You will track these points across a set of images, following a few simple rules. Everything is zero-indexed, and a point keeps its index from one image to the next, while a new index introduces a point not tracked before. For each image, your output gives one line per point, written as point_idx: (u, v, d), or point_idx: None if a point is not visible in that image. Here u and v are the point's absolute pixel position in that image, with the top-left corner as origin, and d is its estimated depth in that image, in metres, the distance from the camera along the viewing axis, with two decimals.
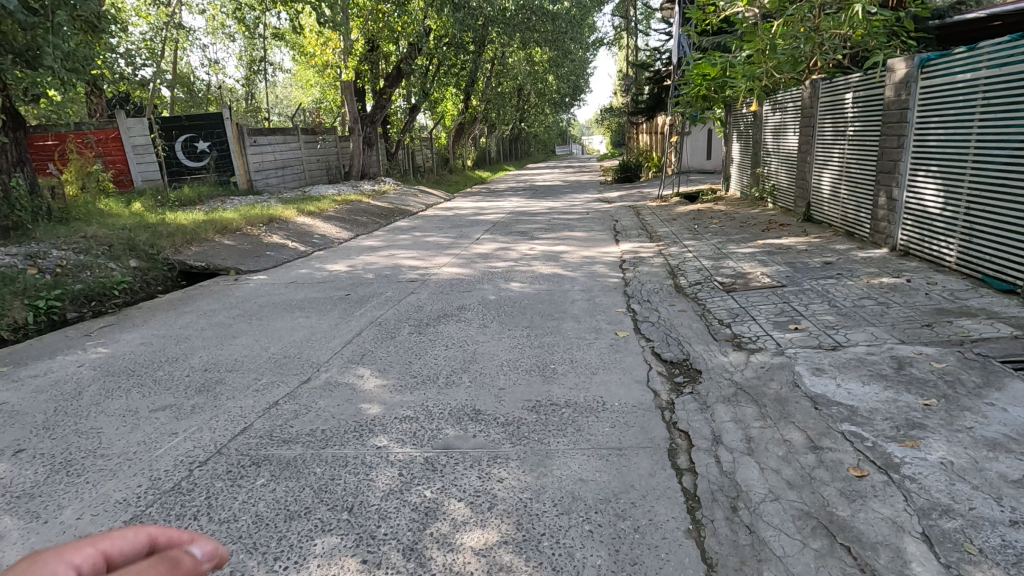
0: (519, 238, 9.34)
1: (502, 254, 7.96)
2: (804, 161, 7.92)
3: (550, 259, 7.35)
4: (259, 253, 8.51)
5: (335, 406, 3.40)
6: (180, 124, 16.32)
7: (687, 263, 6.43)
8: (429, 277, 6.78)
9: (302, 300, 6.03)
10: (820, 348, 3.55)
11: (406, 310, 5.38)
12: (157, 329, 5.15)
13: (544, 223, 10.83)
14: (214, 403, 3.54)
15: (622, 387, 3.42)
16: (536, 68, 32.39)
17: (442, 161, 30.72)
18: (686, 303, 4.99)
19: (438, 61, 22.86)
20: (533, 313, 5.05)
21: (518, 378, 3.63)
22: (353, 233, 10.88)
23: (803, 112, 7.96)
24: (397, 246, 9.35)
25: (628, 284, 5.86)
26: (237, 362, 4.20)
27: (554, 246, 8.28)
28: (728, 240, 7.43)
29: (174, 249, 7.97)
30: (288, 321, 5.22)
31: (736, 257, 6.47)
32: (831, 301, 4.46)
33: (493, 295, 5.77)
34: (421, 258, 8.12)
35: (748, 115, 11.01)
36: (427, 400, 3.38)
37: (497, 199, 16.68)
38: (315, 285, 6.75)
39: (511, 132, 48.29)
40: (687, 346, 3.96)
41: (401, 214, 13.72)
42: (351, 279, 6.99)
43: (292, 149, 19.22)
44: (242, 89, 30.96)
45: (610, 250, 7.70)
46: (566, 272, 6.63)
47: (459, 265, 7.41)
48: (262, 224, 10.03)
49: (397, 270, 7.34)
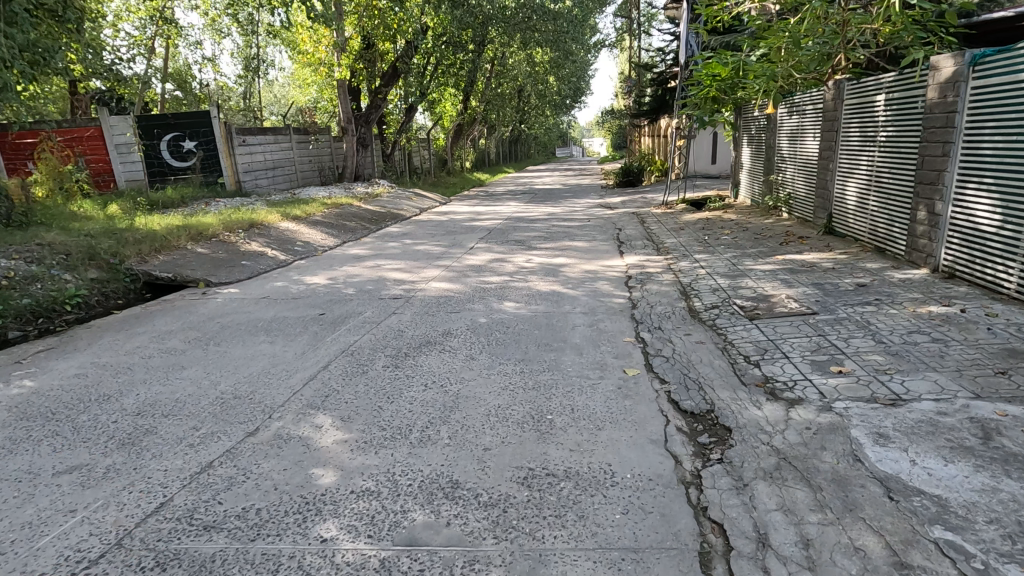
0: (516, 248, 8.72)
1: (497, 266, 7.35)
2: (825, 169, 7.31)
3: (548, 274, 6.73)
4: (235, 262, 7.89)
5: (281, 471, 2.76)
6: (167, 122, 15.66)
7: (699, 282, 5.81)
8: (416, 294, 6.14)
9: (271, 320, 5.39)
10: (876, 402, 2.92)
11: (385, 335, 4.75)
12: (98, 357, 4.50)
13: (542, 231, 10.21)
14: (134, 463, 2.89)
15: (635, 450, 2.78)
16: (537, 69, 31.83)
17: (440, 163, 30.12)
18: (703, 332, 4.36)
19: (436, 60, 22.27)
20: (528, 342, 4.42)
21: (507, 434, 3.00)
22: (340, 239, 10.25)
23: (825, 115, 7.34)
24: (385, 255, 8.73)
25: (636, 305, 5.24)
26: (177, 405, 3.55)
27: (554, 258, 7.66)
28: (743, 254, 6.81)
29: (140, 257, 7.33)
30: (248, 349, 4.57)
31: (754, 275, 5.84)
32: (875, 335, 3.83)
33: (484, 317, 5.15)
34: (409, 270, 7.50)
35: (760, 118, 10.40)
36: (394, 465, 2.74)
37: (494, 204, 16.08)
38: (289, 301, 6.11)
39: (511, 133, 47.74)
40: (711, 392, 3.32)
41: (393, 219, 13.09)
42: (330, 294, 6.36)
43: (284, 149, 18.62)
44: (238, 88, 30.39)
45: (614, 264, 7.09)
46: (566, 289, 6.01)
47: (450, 279, 6.79)
48: (242, 229, 9.41)
49: (382, 284, 6.71)
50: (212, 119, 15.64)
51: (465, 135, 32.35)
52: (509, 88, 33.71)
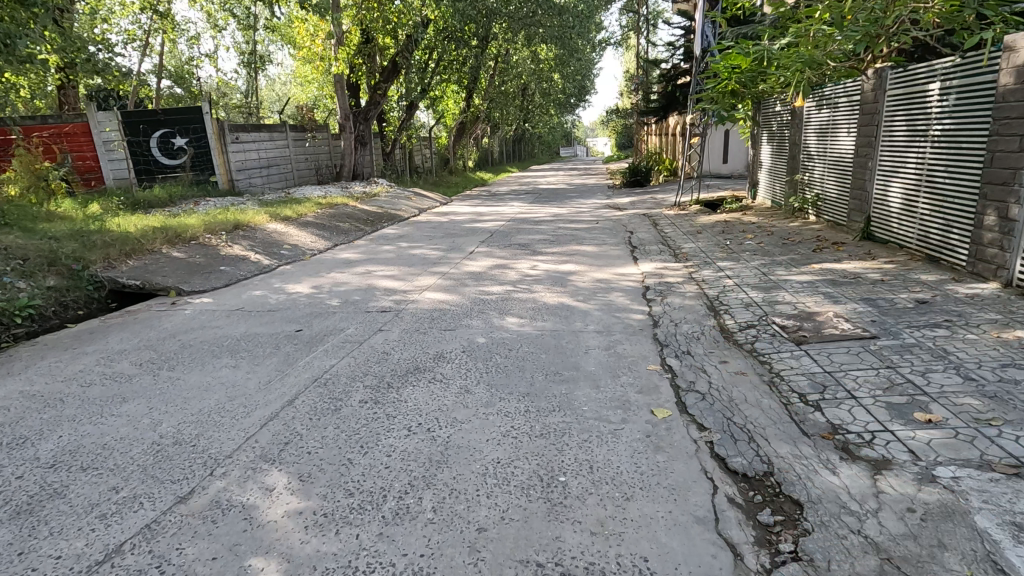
0: (520, 252, 8.05)
1: (499, 274, 6.67)
2: (862, 166, 6.62)
3: (555, 283, 6.04)
4: (213, 267, 7.24)
5: (208, 561, 2.08)
6: (156, 118, 14.94)
7: (728, 295, 5.13)
8: (408, 306, 5.48)
9: (240, 337, 4.73)
10: (992, 471, 2.24)
11: (368, 358, 4.08)
12: (29, 385, 3.83)
13: (548, 234, 9.53)
14: (23, 544, 2.22)
15: (679, 536, 2.10)
16: (542, 66, 31.13)
17: (441, 162, 29.44)
18: (742, 359, 3.68)
19: (437, 56, 21.58)
20: (534, 370, 3.73)
21: (509, 507, 2.31)
22: (331, 241, 9.60)
23: (862, 108, 6.64)
24: (378, 260, 8.06)
25: (658, 323, 4.55)
26: (101, 454, 2.87)
27: (561, 265, 6.98)
28: (772, 262, 6.12)
29: (107, 263, 6.67)
30: (206, 375, 3.90)
31: (790, 287, 5.15)
32: (957, 368, 3.15)
33: (483, 335, 4.47)
34: (403, 276, 6.84)
35: (782, 113, 9.71)
36: (358, 556, 2.07)
37: (496, 204, 15.39)
38: (265, 314, 5.45)
39: (514, 132, 47.01)
40: (765, 445, 2.65)
41: (390, 219, 12.44)
42: (313, 305, 5.70)
43: (279, 147, 17.97)
44: (235, 85, 29.76)
45: (628, 273, 6.40)
46: (576, 301, 5.33)
47: (446, 288, 6.12)
48: (225, 231, 8.75)
49: (371, 293, 6.06)
50: (204, 114, 15.08)
51: (468, 134, 31.63)
52: (513, 86, 32.98)
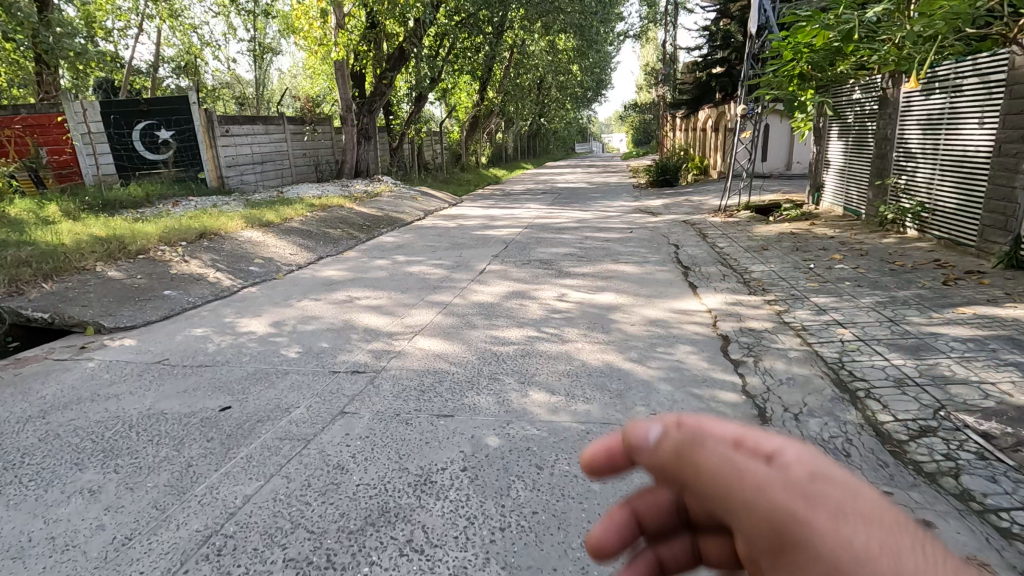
0: (543, 273, 6.48)
1: (518, 308, 5.08)
2: (1007, 169, 5.00)
3: (594, 327, 4.44)
4: (156, 290, 5.75)
5: None
6: (139, 109, 13.61)
7: (857, 359, 3.50)
8: (395, 359, 3.95)
9: (135, 420, 3.19)
10: None
11: (309, 483, 2.50)
12: None
13: (574, 247, 7.92)
14: None
15: None
16: (559, 57, 29.35)
17: (453, 158, 27.79)
18: (964, 525, 2.05)
19: (448, 43, 19.88)
20: (586, 528, 2.14)
21: None
22: (316, 253, 8.10)
23: (1009, 91, 5.01)
24: (367, 280, 6.54)
25: (768, 418, 2.93)
26: None
27: (598, 294, 5.41)
28: (893, 300, 4.49)
29: (13, 288, 5.19)
30: (34, 517, 2.36)
31: (948, 346, 3.53)
32: None
33: (496, 432, 2.88)
34: (391, 308, 5.28)
35: (863, 101, 8.01)
36: None
37: (511, 206, 13.79)
38: (194, 371, 3.91)
39: (530, 128, 45.20)
40: None
41: (390, 223, 10.93)
42: (263, 356, 4.16)
43: (275, 141, 16.50)
44: (236, 76, 28.32)
45: (691, 312, 4.77)
46: (630, 363, 3.73)
47: (447, 330, 4.55)
48: (185, 243, 7.28)
49: (347, 337, 4.50)
50: (191, 106, 13.85)
51: (481, 128, 29.94)
52: (529, 78, 31.17)
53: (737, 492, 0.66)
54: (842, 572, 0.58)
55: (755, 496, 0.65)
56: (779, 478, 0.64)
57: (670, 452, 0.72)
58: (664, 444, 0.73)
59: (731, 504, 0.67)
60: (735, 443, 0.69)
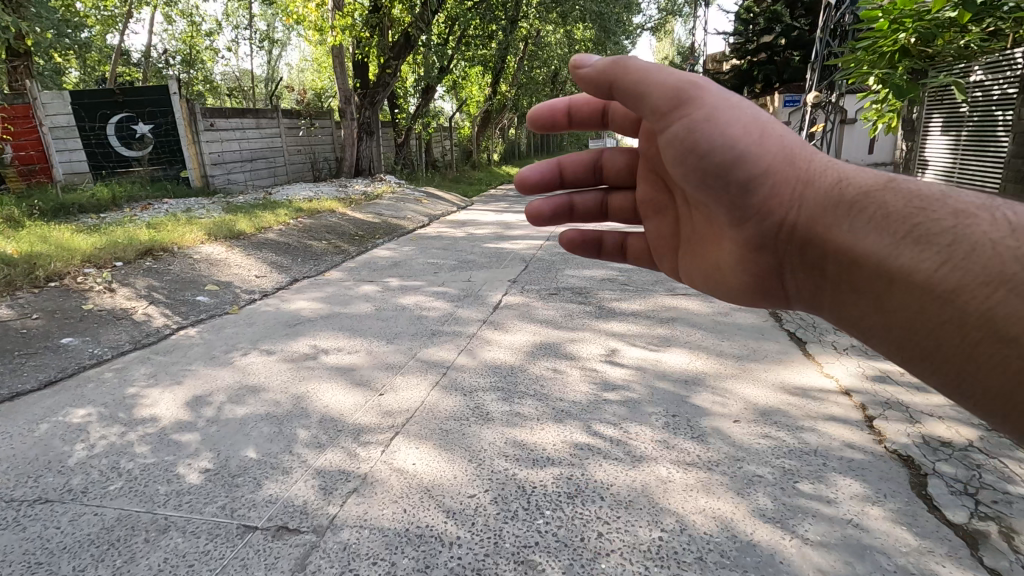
0: (578, 310, 4.87)
1: (549, 379, 3.45)
2: None
3: (675, 429, 2.81)
4: (52, 336, 4.20)
5: None
6: (115, 100, 12.28)
7: None
8: (358, 501, 2.34)
9: None
10: None
11: None
12: None
13: (612, 270, 6.30)
14: None
15: None
16: (577, 48, 27.62)
17: (463, 155, 26.14)
18: None
19: (459, 30, 18.24)
20: None
21: None
22: (290, 272, 6.53)
23: None
24: (347, 317, 4.97)
25: None
26: None
27: (665, 356, 3.78)
28: None
29: None
30: None
31: None
32: None
33: None
34: (367, 373, 3.68)
35: (989, 85, 6.42)
36: None
37: (528, 210, 12.16)
38: (17, 518, 2.32)
39: (543, 124, 43.41)
40: None
41: (388, 231, 9.37)
42: (143, 479, 2.55)
43: (269, 136, 14.98)
44: (236, 68, 26.74)
45: (819, 395, 3.12)
46: (767, 526, 2.08)
47: (445, 424, 2.94)
48: (120, 264, 5.76)
49: (290, 436, 2.91)
50: (172, 97, 12.44)
51: (494, 123, 28.28)
52: (544, 72, 29.47)
53: (870, 196, 1.11)
54: (874, 247, 1.08)
55: (881, 197, 1.10)
56: (904, 195, 1.09)
57: (848, 191, 1.14)
58: (853, 186, 1.14)
59: (855, 195, 1.12)
60: (877, 184, 1.12)
